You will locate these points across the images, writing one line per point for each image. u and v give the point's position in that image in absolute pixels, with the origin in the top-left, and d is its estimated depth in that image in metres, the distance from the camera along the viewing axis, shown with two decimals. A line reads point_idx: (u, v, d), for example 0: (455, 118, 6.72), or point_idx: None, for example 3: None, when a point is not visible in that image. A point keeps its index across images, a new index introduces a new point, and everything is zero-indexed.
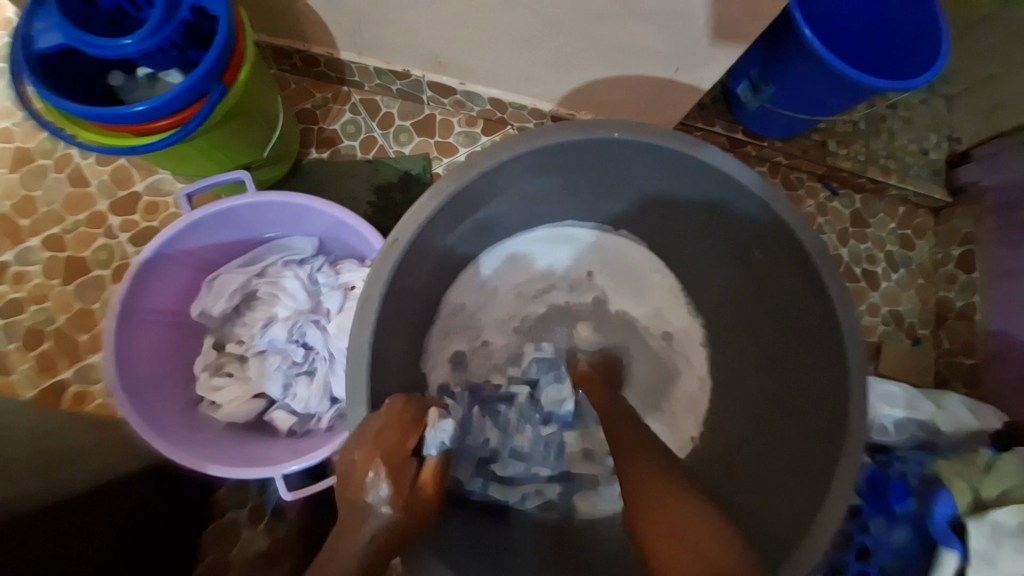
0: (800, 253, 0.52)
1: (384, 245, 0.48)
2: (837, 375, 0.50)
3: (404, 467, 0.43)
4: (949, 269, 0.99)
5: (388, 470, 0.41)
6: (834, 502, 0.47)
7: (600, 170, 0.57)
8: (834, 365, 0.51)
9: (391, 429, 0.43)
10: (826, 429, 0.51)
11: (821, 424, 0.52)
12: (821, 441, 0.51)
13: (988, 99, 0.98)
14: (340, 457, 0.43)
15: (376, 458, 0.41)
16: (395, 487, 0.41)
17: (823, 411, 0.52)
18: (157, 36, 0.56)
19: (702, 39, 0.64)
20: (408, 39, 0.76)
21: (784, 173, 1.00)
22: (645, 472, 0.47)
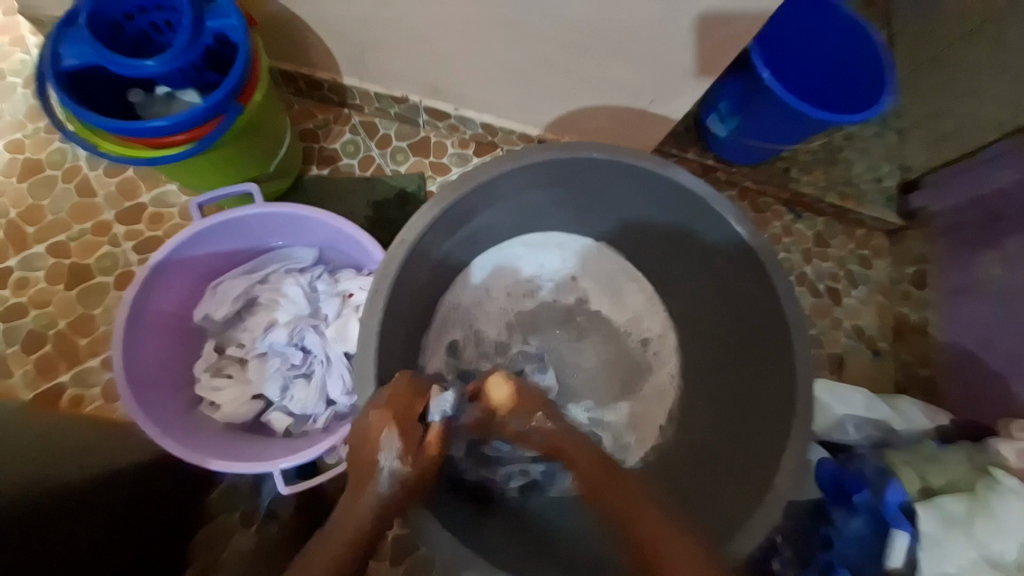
0: (756, 262, 0.58)
1: (391, 246, 0.53)
2: (789, 370, 0.56)
3: (410, 430, 0.47)
4: (906, 286, 1.07)
5: (399, 432, 0.46)
6: (784, 483, 0.52)
7: (582, 185, 0.63)
8: (782, 360, 0.57)
9: (399, 396, 0.48)
10: (777, 423, 0.57)
11: (777, 418, 0.57)
12: (774, 432, 0.57)
13: (932, 133, 1.09)
14: (354, 421, 0.47)
15: (389, 421, 0.46)
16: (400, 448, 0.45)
17: (777, 404, 0.57)
18: (182, 59, 0.61)
19: (673, 75, 0.73)
20: (409, 68, 0.83)
21: (753, 197, 1.08)
22: (637, 505, 0.51)
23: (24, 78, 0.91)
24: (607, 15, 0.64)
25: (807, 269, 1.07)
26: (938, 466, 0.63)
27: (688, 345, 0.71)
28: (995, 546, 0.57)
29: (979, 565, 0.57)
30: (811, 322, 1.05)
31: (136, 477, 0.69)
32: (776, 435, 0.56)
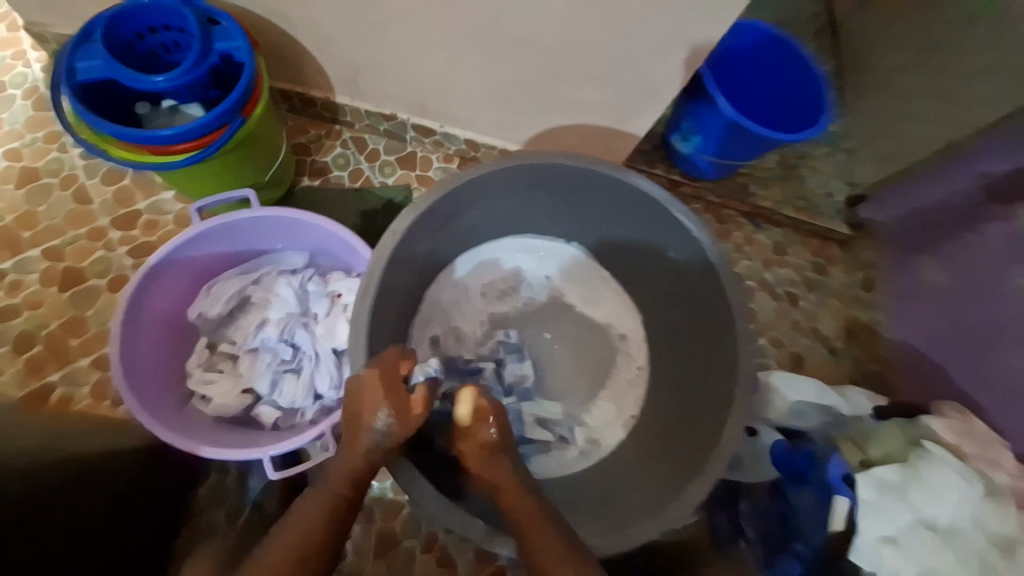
0: (702, 255, 0.65)
1: (384, 237, 0.59)
2: (733, 351, 0.62)
3: (396, 390, 0.52)
4: (857, 291, 1.16)
5: (388, 389, 0.51)
6: (730, 446, 0.58)
7: (553, 191, 0.70)
8: (727, 346, 0.63)
9: (389, 361, 0.54)
10: (723, 397, 0.63)
11: (721, 395, 0.63)
12: (720, 406, 0.63)
13: (876, 153, 1.20)
14: (351, 382, 0.54)
15: (380, 379, 0.52)
16: (392, 408, 0.51)
17: (722, 382, 0.63)
18: (190, 75, 0.67)
19: (636, 96, 0.81)
20: (398, 87, 0.90)
21: (716, 209, 1.17)
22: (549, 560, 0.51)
23: (25, 91, 0.95)
24: (575, 42, 0.73)
25: (767, 276, 1.16)
26: (876, 438, 0.72)
27: (654, 339, 0.77)
28: (929, 510, 0.64)
29: (914, 525, 0.63)
30: (772, 324, 1.12)
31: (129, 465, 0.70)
32: (723, 413, 0.61)
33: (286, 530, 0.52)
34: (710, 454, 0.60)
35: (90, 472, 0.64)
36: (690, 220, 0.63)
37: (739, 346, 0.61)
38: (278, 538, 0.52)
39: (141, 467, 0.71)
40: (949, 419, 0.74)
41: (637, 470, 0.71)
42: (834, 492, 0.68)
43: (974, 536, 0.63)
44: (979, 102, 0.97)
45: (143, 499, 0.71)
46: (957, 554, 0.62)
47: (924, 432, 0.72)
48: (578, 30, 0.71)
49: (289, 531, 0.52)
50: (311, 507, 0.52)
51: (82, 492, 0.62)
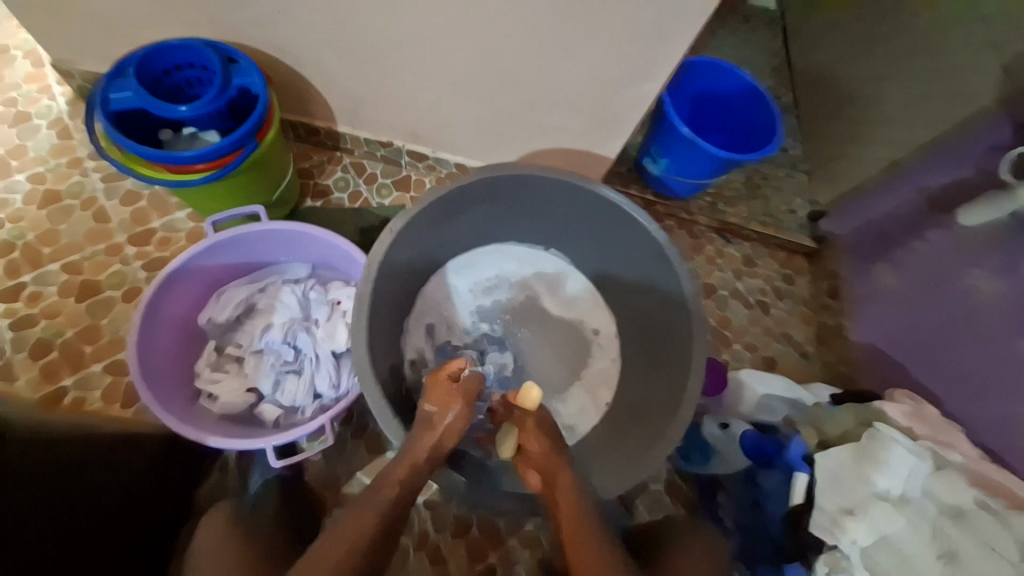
0: (658, 248, 0.72)
1: (383, 233, 0.67)
2: (688, 336, 0.69)
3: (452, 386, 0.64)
4: (823, 299, 1.23)
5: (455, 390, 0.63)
6: (682, 417, 0.65)
7: (530, 201, 0.77)
8: (684, 332, 0.70)
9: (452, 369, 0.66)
10: (677, 377, 0.70)
11: (681, 376, 0.70)
12: (676, 386, 0.70)
13: (831, 170, 1.30)
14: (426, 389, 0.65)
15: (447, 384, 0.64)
16: (451, 400, 0.63)
17: (679, 365, 0.71)
18: (210, 106, 0.77)
19: (605, 122, 0.92)
20: (394, 117, 1.01)
21: (687, 225, 1.27)
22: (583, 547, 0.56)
23: (50, 121, 1.04)
24: (547, 74, 0.84)
25: (738, 286, 1.24)
26: (832, 420, 0.79)
27: (626, 333, 0.84)
28: (883, 484, 0.69)
29: (873, 498, 0.69)
30: (745, 330, 1.19)
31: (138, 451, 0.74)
32: (677, 390, 0.69)
33: (348, 517, 0.55)
34: (668, 427, 0.66)
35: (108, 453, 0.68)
36: (640, 210, 0.69)
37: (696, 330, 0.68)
38: (339, 525, 0.54)
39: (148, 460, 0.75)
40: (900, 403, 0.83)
41: (603, 449, 0.77)
42: (794, 469, 0.74)
43: (926, 507, 0.68)
44: (913, 125, 1.09)
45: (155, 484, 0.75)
46: (910, 522, 0.66)
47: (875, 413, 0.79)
48: (551, 65, 0.82)
49: (353, 516, 0.55)
50: (377, 493, 0.57)
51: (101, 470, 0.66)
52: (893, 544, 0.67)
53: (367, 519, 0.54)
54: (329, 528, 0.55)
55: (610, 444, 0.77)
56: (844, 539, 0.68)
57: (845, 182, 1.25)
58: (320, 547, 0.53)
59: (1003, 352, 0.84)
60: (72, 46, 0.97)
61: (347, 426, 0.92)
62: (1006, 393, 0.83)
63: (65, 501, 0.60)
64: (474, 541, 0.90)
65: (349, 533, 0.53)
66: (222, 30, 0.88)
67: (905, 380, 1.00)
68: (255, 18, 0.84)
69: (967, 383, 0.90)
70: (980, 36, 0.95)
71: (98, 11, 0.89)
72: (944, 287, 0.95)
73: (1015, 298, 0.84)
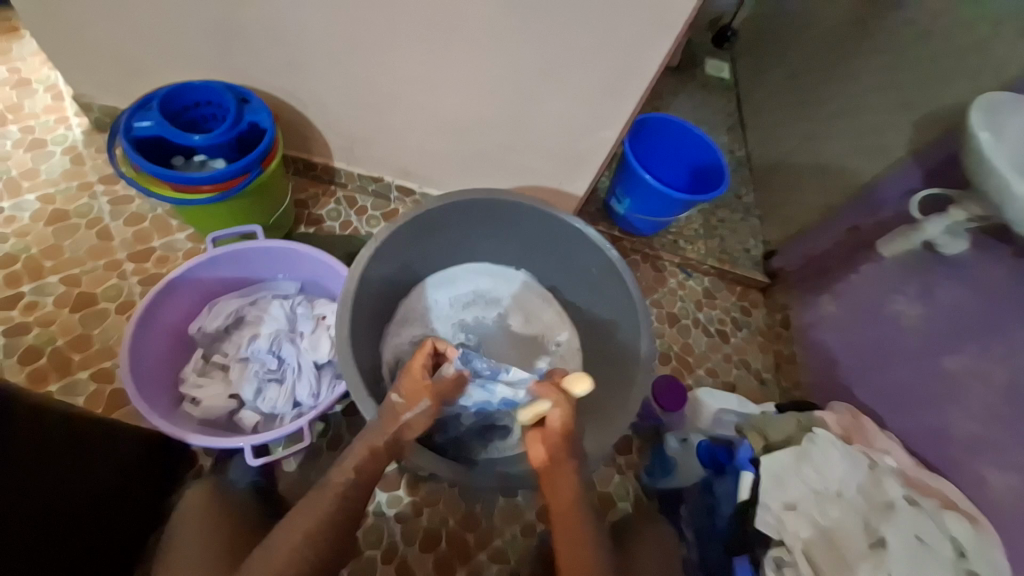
0: (611, 265, 0.83)
1: (369, 242, 0.75)
2: (639, 342, 0.79)
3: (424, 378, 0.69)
4: (778, 329, 1.32)
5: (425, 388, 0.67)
6: (629, 412, 0.73)
7: (502, 224, 0.88)
8: (636, 339, 0.80)
9: (421, 364, 0.70)
10: (630, 379, 0.78)
11: (632, 377, 0.78)
12: (628, 386, 0.78)
13: (779, 214, 1.45)
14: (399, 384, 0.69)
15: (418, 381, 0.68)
16: (421, 394, 0.67)
17: (631, 368, 0.79)
18: (222, 137, 0.87)
19: (572, 163, 1.05)
20: (386, 155, 1.13)
21: (652, 259, 1.38)
22: (564, 524, 0.63)
23: (64, 148, 1.14)
24: (522, 119, 0.97)
25: (700, 315, 1.32)
26: (776, 426, 0.85)
27: (588, 346, 0.92)
28: (820, 482, 0.76)
29: (812, 495, 0.75)
30: (707, 356, 1.27)
31: (135, 446, 0.75)
32: (629, 389, 0.77)
33: (318, 492, 0.62)
34: (618, 423, 0.73)
35: (111, 443, 0.70)
36: (594, 232, 0.80)
37: (643, 332, 0.78)
38: (311, 499, 0.61)
39: (138, 457, 0.76)
40: (838, 415, 0.93)
41: None
42: (740, 470, 0.79)
43: (862, 504, 0.74)
44: (842, 173, 1.24)
45: (141, 482, 0.76)
46: (846, 517, 0.73)
47: (815, 419, 0.87)
48: (524, 112, 0.95)
49: (323, 490, 0.62)
50: (344, 466, 0.63)
51: (108, 457, 0.69)
52: (832, 539, 0.72)
53: (334, 492, 0.61)
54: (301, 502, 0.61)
55: None
56: (788, 533, 0.74)
57: (790, 224, 1.38)
58: (289, 520, 0.59)
59: (928, 368, 0.93)
60: (101, 85, 1.09)
61: (323, 437, 0.94)
62: (934, 406, 0.91)
63: (75, 480, 0.62)
64: (443, 555, 0.91)
65: (315, 511, 0.60)
66: (238, 76, 1.01)
67: (850, 400, 1.08)
68: (269, 66, 0.98)
69: (900, 400, 0.98)
70: (891, 102, 1.13)
71: (129, 56, 1.01)
72: (876, 312, 1.06)
73: (934, 319, 0.94)
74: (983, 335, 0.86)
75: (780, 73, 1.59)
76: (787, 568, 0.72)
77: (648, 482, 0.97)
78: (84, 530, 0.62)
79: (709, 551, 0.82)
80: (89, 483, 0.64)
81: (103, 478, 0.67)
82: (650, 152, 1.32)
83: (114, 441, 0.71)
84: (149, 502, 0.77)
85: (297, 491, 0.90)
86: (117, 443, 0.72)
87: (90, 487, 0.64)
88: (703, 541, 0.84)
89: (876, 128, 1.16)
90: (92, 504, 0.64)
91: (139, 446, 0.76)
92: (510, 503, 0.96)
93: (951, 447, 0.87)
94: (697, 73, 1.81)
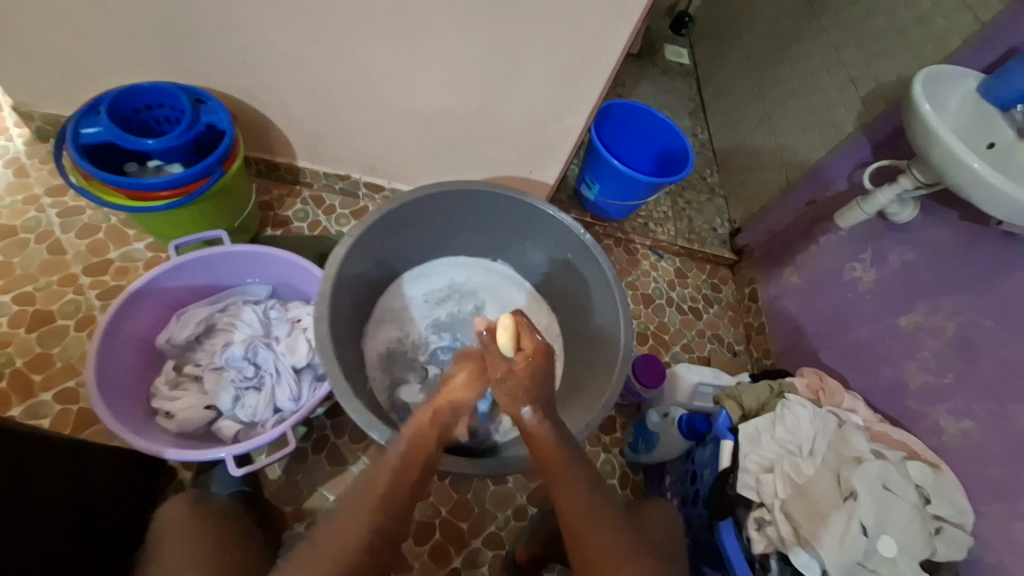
0: (585, 247, 0.84)
1: (343, 238, 0.74)
2: (617, 320, 0.81)
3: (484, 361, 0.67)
4: (747, 303, 1.36)
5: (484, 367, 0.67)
6: (613, 388, 0.75)
7: (475, 214, 0.89)
8: (614, 318, 0.81)
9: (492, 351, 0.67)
10: (610, 353, 0.81)
11: (613, 354, 0.80)
12: (609, 364, 0.80)
13: (742, 191, 1.49)
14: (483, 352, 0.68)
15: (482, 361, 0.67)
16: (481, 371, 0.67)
17: (610, 346, 0.81)
18: (178, 140, 0.84)
19: (540, 151, 1.06)
20: (352, 151, 1.11)
21: (624, 243, 1.40)
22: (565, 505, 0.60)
23: (6, 160, 1.07)
24: (488, 109, 0.97)
25: (673, 294, 1.35)
26: (751, 393, 0.89)
27: (567, 331, 0.95)
28: (793, 442, 0.80)
29: (788, 455, 0.79)
30: (682, 333, 1.30)
31: (106, 463, 0.72)
32: (611, 366, 0.79)
33: (363, 491, 0.58)
34: (603, 396, 0.75)
35: (78, 464, 0.66)
36: (568, 216, 0.82)
37: (621, 312, 0.80)
38: (353, 498, 0.57)
39: (111, 475, 0.72)
40: (807, 378, 0.98)
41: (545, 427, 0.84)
42: (721, 438, 0.81)
43: (832, 458, 0.79)
44: (798, 148, 1.29)
45: (118, 500, 0.73)
46: (818, 473, 0.77)
47: (786, 385, 0.92)
48: (491, 102, 0.96)
49: (368, 487, 0.58)
50: (387, 457, 0.61)
51: (77, 477, 0.65)
52: (806, 493, 0.75)
53: (383, 481, 0.58)
54: (345, 504, 0.57)
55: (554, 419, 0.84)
56: (767, 493, 0.77)
57: (753, 202, 1.42)
58: (336, 523, 0.55)
59: (887, 328, 0.99)
60: (41, 92, 1.03)
61: (307, 440, 0.93)
62: (894, 363, 0.97)
63: (46, 502, 0.59)
64: (438, 545, 0.92)
65: (361, 511, 0.55)
66: (189, 74, 0.96)
67: (818, 365, 1.13)
68: (223, 63, 0.94)
69: (863, 360, 1.03)
70: (841, 79, 1.18)
71: (69, 58, 0.96)
72: (836, 279, 1.11)
73: (890, 282, 1.00)
74: (934, 294, 0.92)
75: (736, 56, 1.64)
76: (768, 526, 0.76)
77: (632, 457, 1.02)
78: (48, 559, 0.57)
79: (692, 513, 0.85)
80: (62, 507, 0.61)
81: (75, 500, 0.64)
82: (614, 137, 1.34)
83: (82, 461, 0.67)
84: (121, 522, 0.72)
85: (285, 496, 0.89)
86: (74, 463, 0.66)
87: (63, 510, 0.61)
88: (687, 508, 0.87)
89: (826, 104, 1.22)
90: (66, 526, 0.61)
91: (110, 464, 0.73)
92: (500, 489, 0.98)
93: (908, 399, 0.94)
94: (656, 59, 1.84)
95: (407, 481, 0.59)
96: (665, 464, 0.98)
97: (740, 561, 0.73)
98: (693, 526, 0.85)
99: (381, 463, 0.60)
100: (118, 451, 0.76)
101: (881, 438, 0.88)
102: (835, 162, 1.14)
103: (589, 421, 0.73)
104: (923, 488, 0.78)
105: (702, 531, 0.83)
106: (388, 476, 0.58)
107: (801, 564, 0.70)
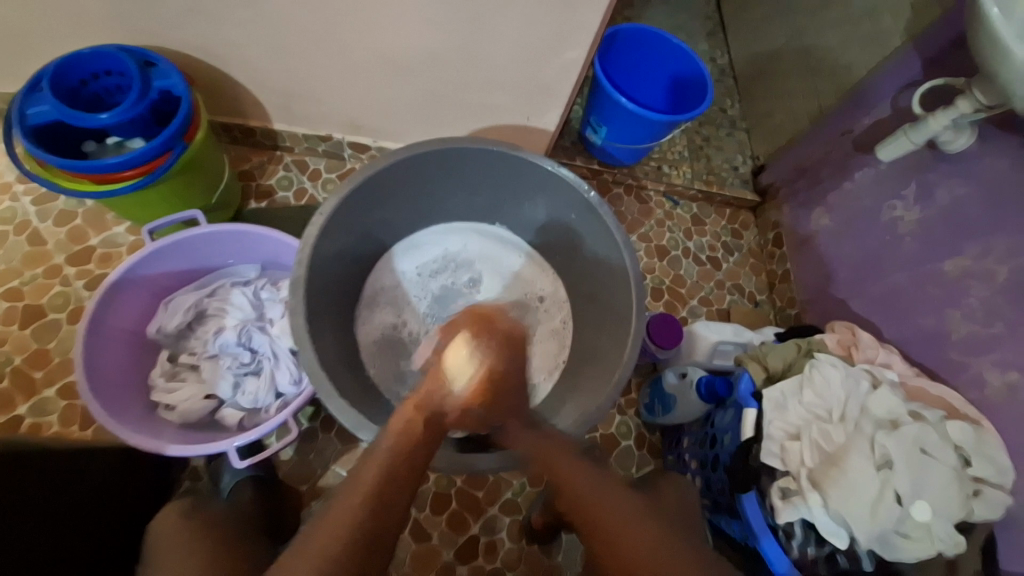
0: (588, 205, 0.76)
1: (315, 216, 0.66)
2: (627, 285, 0.74)
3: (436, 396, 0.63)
4: (770, 249, 1.26)
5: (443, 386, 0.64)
6: (623, 367, 0.69)
7: (465, 175, 0.80)
8: (624, 284, 0.74)
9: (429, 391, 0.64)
10: (622, 320, 0.75)
11: (626, 322, 0.74)
12: (620, 333, 0.74)
13: (766, 123, 1.34)
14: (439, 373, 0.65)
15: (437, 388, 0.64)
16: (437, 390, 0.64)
17: (621, 313, 0.75)
18: (132, 111, 0.75)
19: (537, 93, 0.93)
20: (330, 110, 1.01)
21: (636, 191, 1.28)
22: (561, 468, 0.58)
23: None
24: (473, 48, 0.85)
25: (690, 244, 1.26)
26: (776, 353, 0.84)
27: (573, 296, 0.88)
28: (819, 406, 0.75)
29: (815, 422, 0.74)
30: (699, 286, 1.22)
31: (110, 460, 0.71)
32: (623, 335, 0.73)
33: (348, 489, 0.52)
34: (615, 370, 0.70)
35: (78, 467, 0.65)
36: (569, 172, 0.73)
37: (631, 277, 0.72)
38: (337, 501, 0.51)
39: (118, 471, 0.72)
40: (837, 333, 0.91)
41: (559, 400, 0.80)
42: (744, 404, 0.76)
43: (865, 422, 0.73)
44: (834, 71, 1.13)
45: (129, 493, 0.73)
46: (850, 440, 0.71)
47: (815, 342, 0.86)
48: (476, 38, 0.83)
49: (354, 488, 0.52)
50: (376, 456, 0.55)
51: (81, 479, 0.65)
52: (837, 462, 0.70)
53: (368, 480, 0.52)
54: (328, 506, 0.50)
55: (566, 393, 0.79)
56: (792, 461, 0.73)
57: (779, 135, 1.28)
58: (319, 527, 0.48)
59: (929, 273, 0.90)
60: None
61: (315, 420, 0.92)
62: (934, 311, 0.89)
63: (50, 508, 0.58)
64: (455, 513, 0.92)
65: (344, 516, 0.48)
66: (133, 33, 0.85)
67: (848, 314, 1.05)
68: (166, 17, 0.82)
69: (900, 308, 0.95)
70: None
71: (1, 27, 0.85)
72: (873, 219, 1.00)
73: (936, 221, 0.89)
74: (988, 235, 0.81)
75: None
76: (793, 496, 0.72)
77: (648, 418, 0.99)
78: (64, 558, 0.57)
79: (712, 478, 0.82)
80: (69, 509, 0.61)
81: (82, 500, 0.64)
82: (621, 70, 1.19)
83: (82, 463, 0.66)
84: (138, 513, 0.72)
85: (300, 476, 0.89)
86: (66, 465, 0.64)
87: (70, 510, 0.61)
88: (706, 471, 0.84)
89: (869, 13, 1.04)
90: (77, 527, 0.61)
91: (115, 461, 0.72)
92: None
93: (949, 350, 0.86)
94: None
95: (397, 479, 0.53)
96: (682, 426, 0.94)
97: (763, 530, 0.71)
98: (712, 488, 0.82)
99: (367, 464, 0.54)
100: (118, 449, 0.74)
101: (917, 394, 0.82)
102: (878, 83, 0.99)
103: (601, 399, 0.68)
104: (962, 448, 0.73)
105: (722, 496, 0.80)
106: (379, 469, 0.53)
107: (827, 531, 0.69)
